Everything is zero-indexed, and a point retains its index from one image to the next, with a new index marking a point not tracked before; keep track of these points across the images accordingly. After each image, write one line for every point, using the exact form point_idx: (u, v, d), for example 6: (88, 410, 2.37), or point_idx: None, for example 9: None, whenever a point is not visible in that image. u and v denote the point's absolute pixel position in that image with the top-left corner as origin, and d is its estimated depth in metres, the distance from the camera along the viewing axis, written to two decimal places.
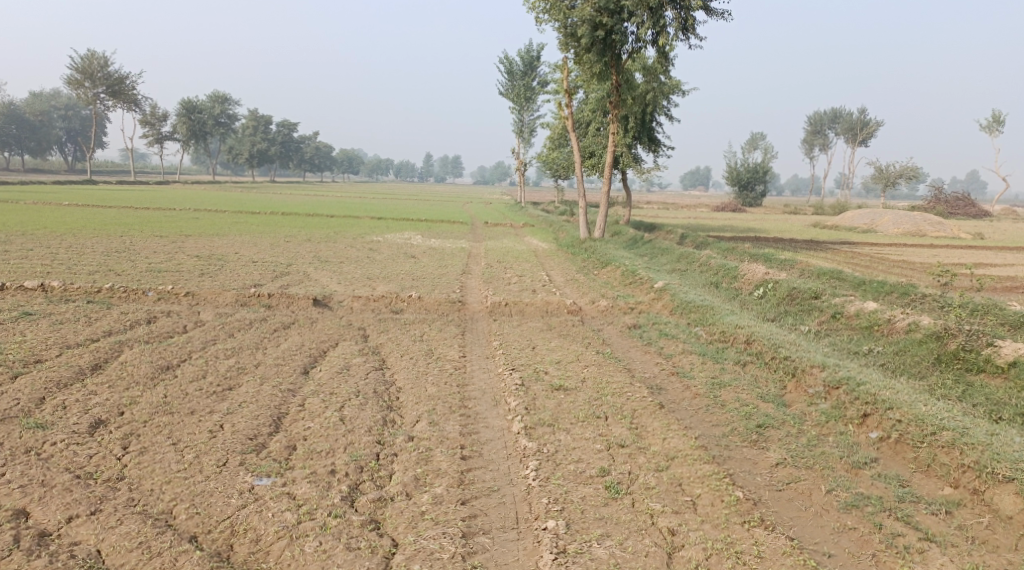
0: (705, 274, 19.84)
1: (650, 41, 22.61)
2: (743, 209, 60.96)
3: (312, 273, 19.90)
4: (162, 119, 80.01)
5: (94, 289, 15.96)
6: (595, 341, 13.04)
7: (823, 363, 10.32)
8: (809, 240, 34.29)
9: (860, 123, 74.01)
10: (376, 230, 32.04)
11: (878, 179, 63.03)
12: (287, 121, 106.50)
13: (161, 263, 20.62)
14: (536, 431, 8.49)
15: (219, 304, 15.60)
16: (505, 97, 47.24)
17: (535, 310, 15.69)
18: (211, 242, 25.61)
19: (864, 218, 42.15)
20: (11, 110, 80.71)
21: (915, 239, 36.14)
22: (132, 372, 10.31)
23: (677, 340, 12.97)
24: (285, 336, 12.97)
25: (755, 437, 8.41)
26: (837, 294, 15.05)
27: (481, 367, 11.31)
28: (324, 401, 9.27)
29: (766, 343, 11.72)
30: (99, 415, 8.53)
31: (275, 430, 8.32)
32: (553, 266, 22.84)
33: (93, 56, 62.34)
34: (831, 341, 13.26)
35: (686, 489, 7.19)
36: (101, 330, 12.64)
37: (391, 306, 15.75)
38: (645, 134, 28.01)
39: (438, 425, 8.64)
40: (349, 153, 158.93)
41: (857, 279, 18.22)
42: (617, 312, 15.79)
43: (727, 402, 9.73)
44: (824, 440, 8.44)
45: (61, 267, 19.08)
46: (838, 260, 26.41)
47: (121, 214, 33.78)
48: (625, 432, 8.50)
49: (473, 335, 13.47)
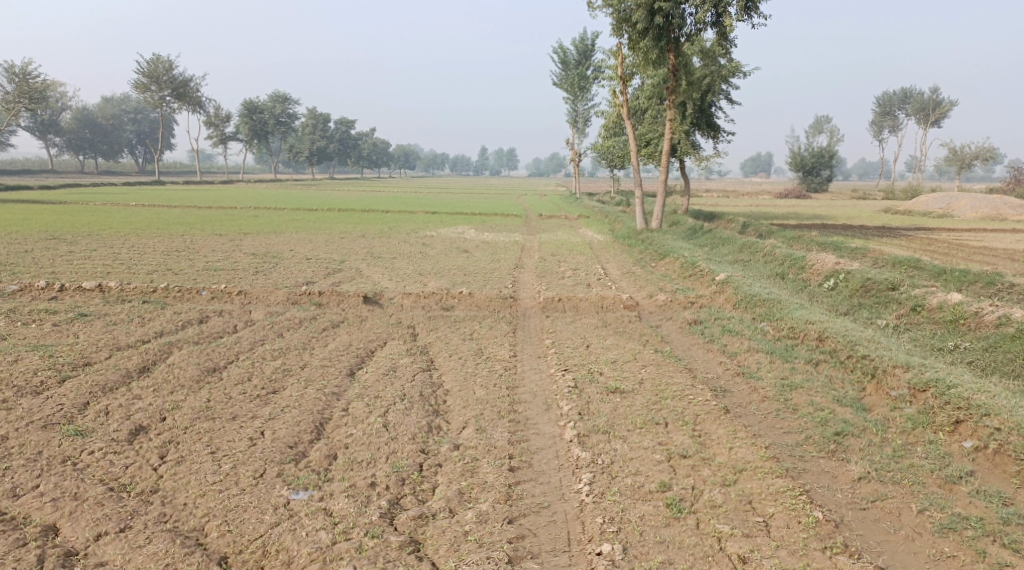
0: (769, 264, 18.92)
1: (709, 22, 21.71)
2: (808, 195, 59.03)
3: (365, 269, 19.63)
4: (225, 120, 81.45)
5: (149, 289, 15.92)
6: (653, 339, 12.36)
7: (907, 363, 9.49)
8: (880, 226, 32.81)
9: (932, 103, 70.76)
10: (430, 224, 31.69)
11: (952, 161, 60.15)
12: (345, 118, 107.58)
13: (218, 261, 20.64)
14: (591, 440, 7.92)
15: (271, 303, 15.40)
16: (559, 87, 46.41)
17: (591, 305, 15.04)
18: (268, 240, 25.65)
19: (939, 202, 40.16)
20: (84, 115, 83.24)
21: (996, 223, 34.29)
22: (178, 374, 10.06)
23: (742, 337, 12.20)
24: (333, 335, 12.65)
25: (833, 447, 7.69)
26: (916, 285, 14.04)
27: (533, 367, 10.78)
28: (369, 406, 8.85)
29: (841, 341, 10.90)
30: (140, 421, 8.25)
31: (316, 438, 7.92)
32: (610, 259, 22.14)
33: (158, 59, 63.67)
34: (911, 337, 12.33)
35: (757, 507, 6.53)
36: (152, 331, 12.50)
37: (442, 303, 15.30)
38: (705, 120, 27.00)
39: (486, 432, 8.14)
40: (407, 148, 160.01)
41: (937, 267, 17.06)
42: (677, 307, 15.04)
43: (799, 406, 8.99)
44: (911, 451, 7.74)
45: (121, 267, 19.21)
46: (914, 247, 25.08)
47: (183, 214, 34.20)
48: (687, 440, 7.87)
49: (526, 333, 12.92)
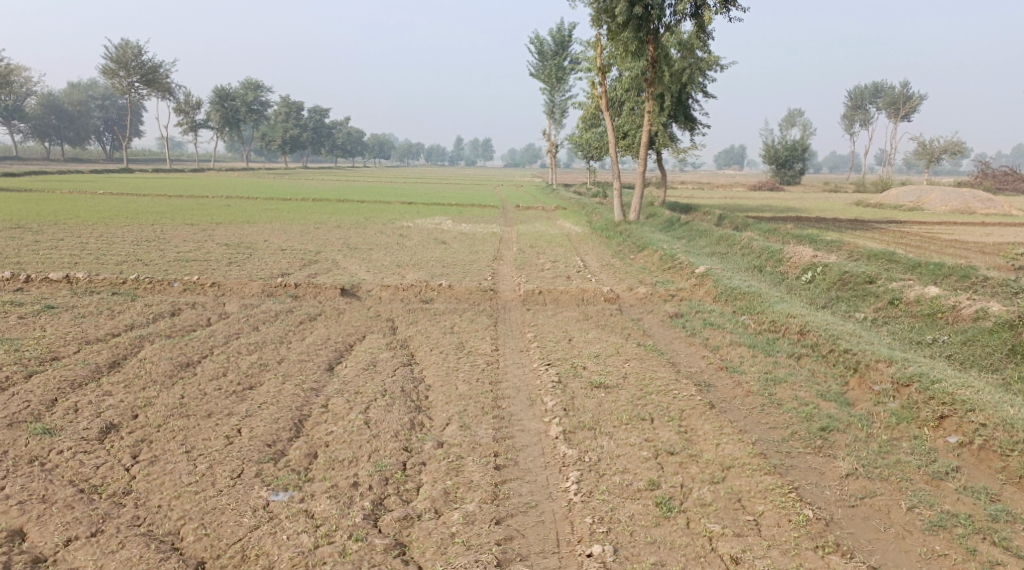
0: (747, 257, 18.93)
1: (688, 14, 21.64)
2: (781, 188, 59.44)
3: (341, 260, 19.35)
4: (196, 107, 80.16)
5: (119, 281, 15.53)
6: (635, 333, 12.27)
7: (890, 357, 9.48)
8: (853, 219, 33.07)
9: (903, 97, 71.54)
10: (406, 215, 31.38)
11: (921, 155, 60.86)
12: (318, 107, 106.44)
13: (190, 252, 20.25)
14: (577, 436, 7.81)
15: (246, 295, 15.11)
16: (535, 78, 46.16)
17: (571, 298, 14.92)
18: (241, 230, 25.21)
19: (910, 195, 40.55)
20: (49, 101, 81.48)
21: (966, 217, 34.71)
22: (150, 370, 9.79)
23: (724, 331, 12.15)
24: (310, 328, 12.41)
25: (820, 443, 7.65)
26: (894, 279, 14.09)
27: (515, 361, 10.64)
28: (349, 402, 8.66)
29: (823, 335, 10.87)
30: (111, 418, 7.99)
31: (295, 436, 7.72)
32: (588, 250, 22.05)
33: (126, 45, 62.47)
34: (890, 331, 12.37)
35: (747, 505, 6.50)
36: (124, 324, 12.17)
37: (421, 296, 15.10)
38: (682, 112, 26.98)
39: (469, 429, 7.99)
40: (381, 137, 158.75)
41: (912, 261, 17.17)
42: (657, 299, 14.97)
43: (784, 401, 8.95)
44: (897, 446, 7.74)
45: (89, 258, 18.75)
46: (887, 240, 25.30)
47: (153, 203, 33.56)
48: (674, 437, 7.79)
49: (507, 326, 12.77)
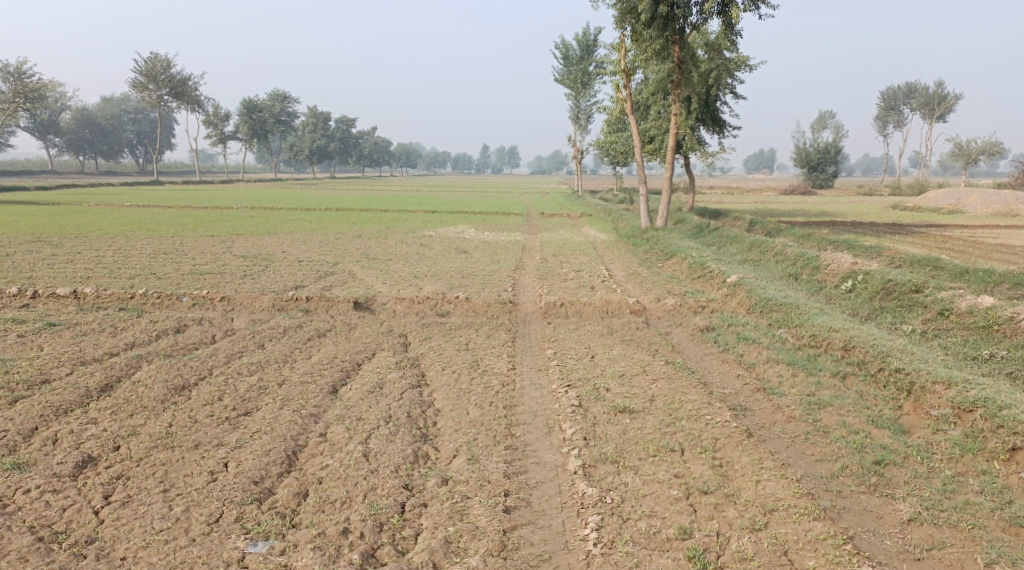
0: (780, 264, 17.97)
1: (715, 13, 20.75)
2: (813, 192, 58.06)
3: (358, 272, 18.67)
4: (225, 119, 80.48)
5: (126, 295, 14.95)
6: (663, 348, 11.40)
7: (949, 379, 8.53)
8: (890, 223, 31.81)
9: (937, 97, 69.75)
10: (429, 223, 30.73)
11: (957, 157, 59.10)
12: (345, 117, 106.68)
13: (205, 265, 19.70)
14: (598, 472, 6.99)
15: (255, 309, 14.46)
16: (560, 83, 45.36)
17: (595, 310, 14.08)
18: (261, 241, 24.69)
19: (948, 198, 39.13)
20: (83, 115, 82.33)
21: (1009, 219, 33.36)
22: (142, 394, 9.06)
23: (760, 346, 11.24)
24: (318, 346, 11.71)
25: (874, 481, 6.83)
26: (942, 288, 13.09)
27: (532, 382, 9.82)
28: (349, 431, 7.85)
29: (871, 351, 9.92)
30: (90, 451, 7.28)
31: (287, 471, 6.95)
32: (614, 259, 21.18)
33: (156, 59, 62.79)
34: (941, 345, 11.42)
35: (795, 560, 5.78)
36: (124, 342, 11.54)
37: (437, 309, 14.35)
38: (710, 115, 26.02)
39: (479, 463, 7.20)
40: (409, 146, 158.84)
41: (958, 267, 16.14)
42: (687, 311, 14.06)
43: (831, 429, 8.06)
44: (965, 483, 6.90)
45: (103, 272, 18.25)
46: (929, 245, 24.20)
47: (177, 214, 33.28)
48: (707, 471, 6.97)
49: (525, 342, 11.97)
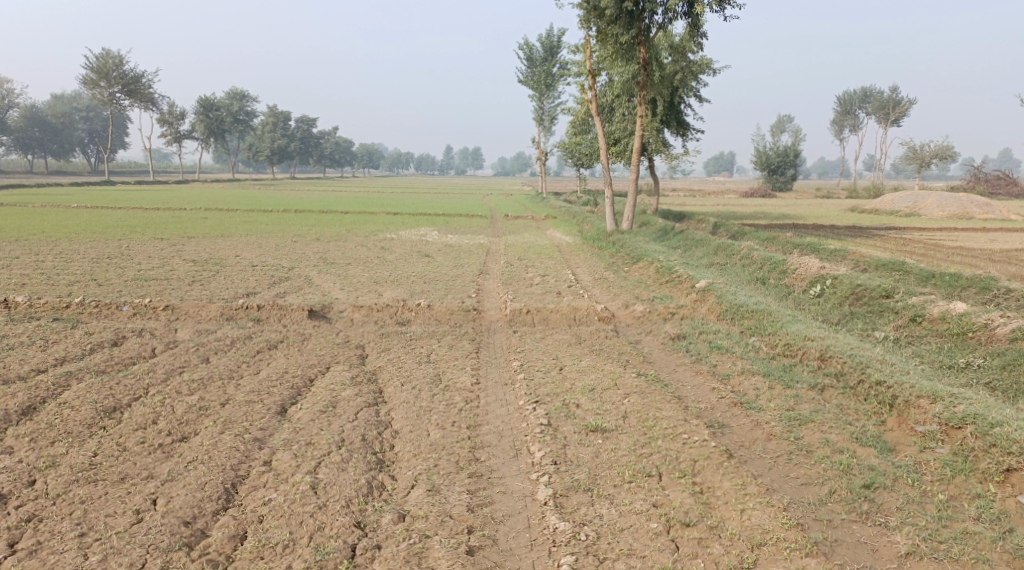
0: (748, 268, 17.59)
1: (681, 13, 20.33)
2: (773, 194, 58.33)
3: (315, 277, 17.88)
4: (180, 117, 78.40)
5: (62, 304, 13.95)
6: (634, 359, 10.86)
7: (934, 393, 8.09)
8: (852, 226, 31.75)
9: (892, 102, 70.67)
10: (390, 226, 29.90)
11: (911, 160, 59.80)
12: (304, 117, 104.95)
13: (152, 270, 18.69)
14: (570, 503, 6.49)
15: (202, 318, 13.60)
16: (522, 84, 44.72)
17: (562, 318, 13.52)
18: (214, 244, 23.66)
19: (905, 200, 39.38)
20: (32, 112, 79.58)
21: (966, 222, 33.61)
22: (68, 418, 8.25)
23: (733, 356, 10.76)
24: (268, 359, 10.94)
25: (866, 508, 6.45)
26: (913, 293, 12.76)
27: (497, 398, 9.19)
28: (298, 457, 7.18)
29: (849, 362, 9.41)
30: (0, 486, 6.54)
31: (223, 508, 6.39)
32: (580, 263, 20.68)
33: (107, 55, 60.80)
34: (916, 353, 11.04)
35: None
36: (55, 357, 10.66)
37: (397, 317, 13.65)
38: (674, 118, 25.68)
39: (439, 494, 6.61)
40: (370, 145, 156.97)
41: (925, 271, 15.89)
42: (656, 318, 13.56)
43: (815, 448, 7.58)
44: (960, 509, 6.53)
45: (40, 278, 17.14)
46: (891, 248, 24.11)
47: (126, 216, 31.89)
48: (688, 499, 6.51)
49: (490, 353, 11.36)
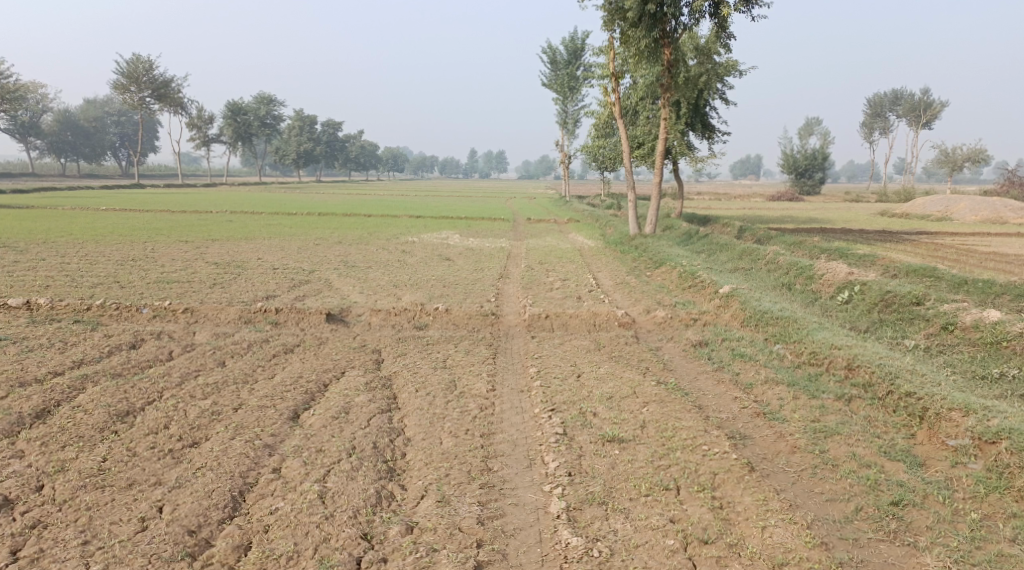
0: (773, 273, 17.25)
1: (706, 14, 20.03)
2: (800, 198, 57.57)
3: (335, 280, 17.81)
4: (208, 121, 79.18)
5: (83, 307, 13.96)
6: (654, 367, 10.60)
7: (967, 406, 7.76)
8: (881, 230, 31.11)
9: (923, 104, 69.58)
10: (412, 229, 29.85)
11: (943, 164, 58.74)
12: (331, 121, 105.66)
13: (174, 273, 18.73)
14: (584, 517, 6.29)
15: (221, 321, 13.55)
16: (546, 87, 44.53)
17: (582, 323, 13.29)
18: (237, 247, 23.70)
19: (936, 204, 38.62)
20: (65, 116, 80.79)
21: (999, 227, 32.88)
22: (80, 421, 8.18)
23: (756, 364, 10.46)
24: (283, 363, 10.84)
25: (893, 528, 6.17)
26: (944, 300, 12.37)
27: (512, 405, 8.99)
28: (307, 464, 7.04)
29: (877, 372, 9.07)
30: (7, 491, 6.46)
31: (229, 517, 6.25)
32: (602, 267, 20.43)
33: (138, 60, 61.55)
34: (948, 363, 10.68)
35: None
36: (72, 360, 10.64)
37: (415, 322, 13.50)
38: (698, 120, 25.32)
39: (449, 505, 6.43)
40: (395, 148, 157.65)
41: (956, 277, 15.46)
42: (678, 324, 13.28)
43: (840, 462, 7.29)
44: (993, 529, 6.23)
45: (64, 280, 17.22)
46: (922, 253, 23.57)
47: (153, 219, 32.12)
48: (707, 515, 6.28)
49: (507, 359, 11.16)
